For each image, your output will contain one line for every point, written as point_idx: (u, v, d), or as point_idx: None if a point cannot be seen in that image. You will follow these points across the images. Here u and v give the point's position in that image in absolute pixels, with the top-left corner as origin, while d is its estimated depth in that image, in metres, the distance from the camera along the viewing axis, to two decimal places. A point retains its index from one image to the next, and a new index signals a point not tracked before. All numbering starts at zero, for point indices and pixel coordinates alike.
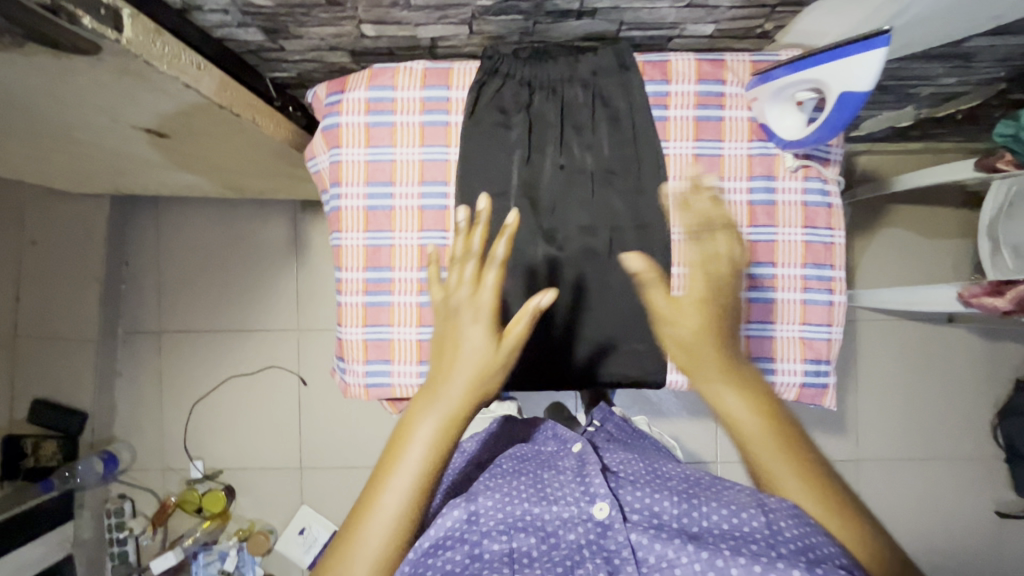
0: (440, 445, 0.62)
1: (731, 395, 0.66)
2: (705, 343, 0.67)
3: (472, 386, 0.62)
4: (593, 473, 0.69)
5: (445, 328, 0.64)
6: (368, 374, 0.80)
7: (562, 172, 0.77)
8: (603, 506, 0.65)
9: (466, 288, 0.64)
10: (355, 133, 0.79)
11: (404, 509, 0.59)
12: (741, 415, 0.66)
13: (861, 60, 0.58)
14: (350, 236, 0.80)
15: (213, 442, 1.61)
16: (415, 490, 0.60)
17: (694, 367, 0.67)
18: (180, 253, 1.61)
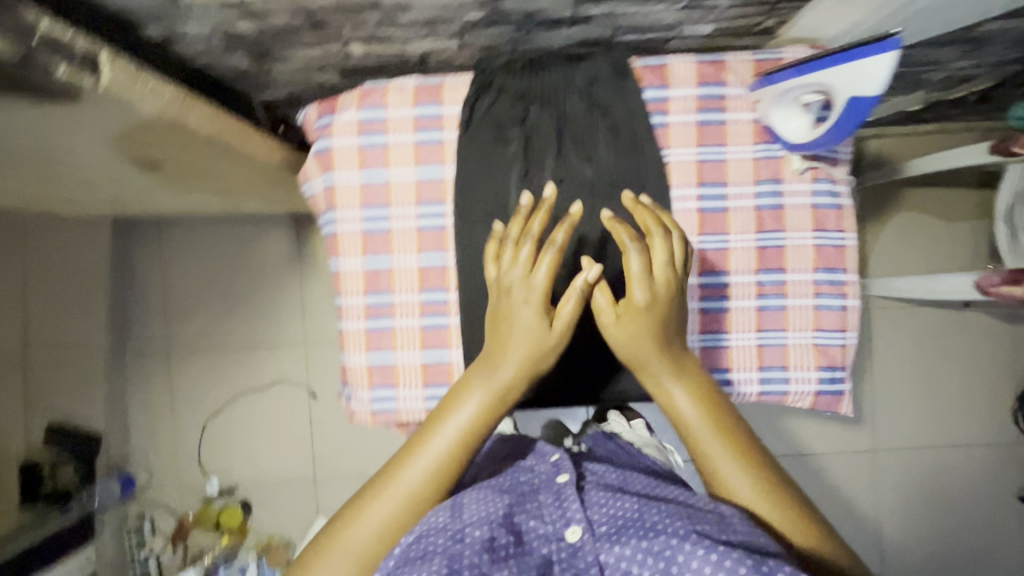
0: (476, 423, 0.63)
1: (681, 395, 0.65)
2: (648, 342, 0.64)
3: (518, 370, 0.64)
4: (570, 492, 0.63)
5: (499, 302, 0.66)
6: (373, 400, 0.78)
7: (560, 187, 0.76)
8: (576, 529, 0.59)
9: (520, 266, 0.65)
10: (348, 156, 0.77)
11: (416, 494, 0.60)
12: (684, 408, 0.64)
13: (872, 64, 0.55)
14: (348, 260, 0.78)
15: (227, 458, 1.63)
16: (428, 489, 0.61)
17: (641, 367, 0.65)
18: (185, 274, 1.61)
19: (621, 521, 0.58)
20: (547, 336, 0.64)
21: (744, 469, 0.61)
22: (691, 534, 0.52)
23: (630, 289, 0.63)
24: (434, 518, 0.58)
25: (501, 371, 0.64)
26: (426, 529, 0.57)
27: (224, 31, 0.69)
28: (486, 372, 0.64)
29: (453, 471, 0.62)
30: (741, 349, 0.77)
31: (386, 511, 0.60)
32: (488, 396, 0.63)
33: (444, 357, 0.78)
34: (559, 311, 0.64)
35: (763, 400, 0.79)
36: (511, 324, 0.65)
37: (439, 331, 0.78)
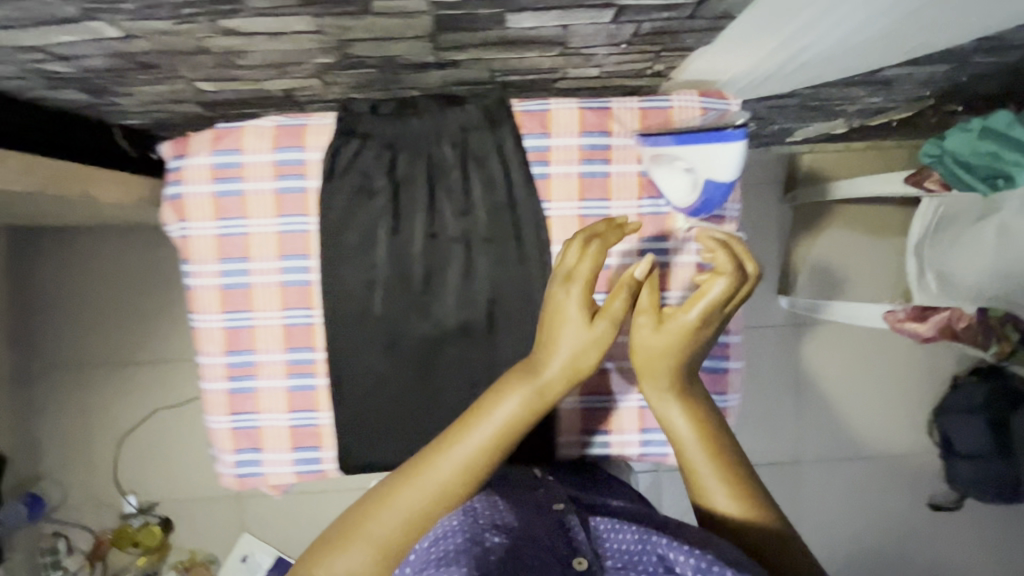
0: (514, 431, 0.58)
1: (679, 417, 0.63)
2: (677, 359, 0.61)
3: (565, 373, 0.58)
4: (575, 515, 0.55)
5: (559, 291, 0.60)
6: (238, 464, 0.74)
7: (433, 243, 0.71)
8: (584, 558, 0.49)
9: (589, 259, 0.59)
10: (201, 204, 0.71)
11: (443, 495, 0.55)
12: (683, 429, 0.62)
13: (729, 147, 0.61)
14: (206, 317, 0.72)
15: (146, 476, 1.57)
16: (454, 492, 0.56)
17: (661, 381, 0.62)
18: (94, 284, 1.51)
19: (628, 556, 0.50)
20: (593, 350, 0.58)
21: (728, 489, 0.59)
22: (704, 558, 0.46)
23: (692, 304, 0.58)
24: (442, 527, 0.52)
25: (545, 376, 0.58)
26: (440, 533, 0.52)
27: (38, 70, 0.61)
28: (534, 374, 0.59)
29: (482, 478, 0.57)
30: (622, 410, 0.76)
31: (406, 509, 0.55)
32: (518, 409, 0.58)
33: (313, 420, 0.74)
34: (610, 308, 0.58)
35: (644, 459, 0.79)
36: (564, 318, 0.58)
37: (307, 392, 0.73)
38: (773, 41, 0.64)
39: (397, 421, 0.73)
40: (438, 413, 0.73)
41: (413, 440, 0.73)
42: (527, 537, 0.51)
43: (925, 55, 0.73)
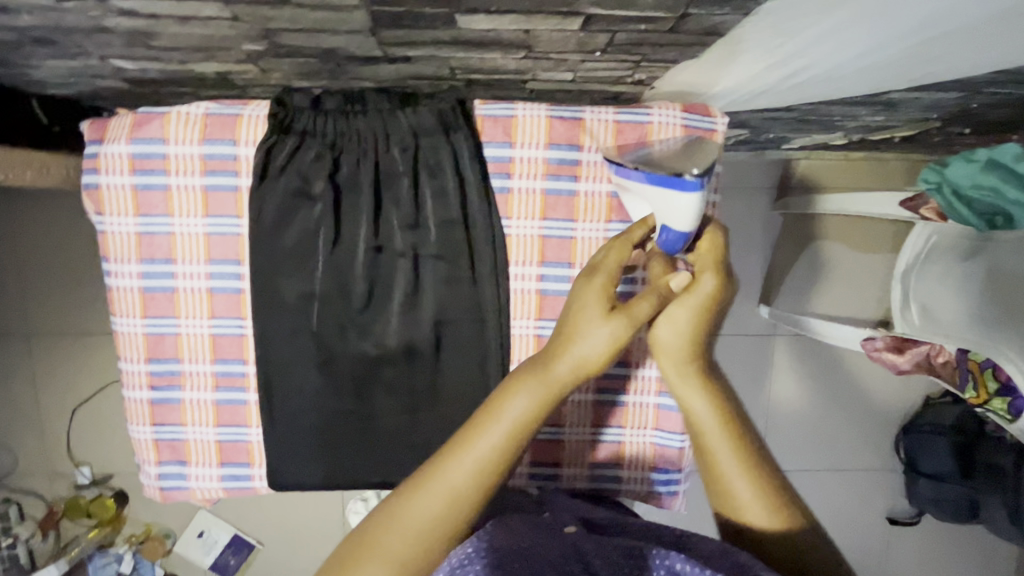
0: (522, 435, 0.49)
1: (701, 405, 0.55)
2: (703, 339, 0.54)
3: (591, 367, 0.50)
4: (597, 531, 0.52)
5: (581, 288, 0.52)
6: (161, 477, 0.69)
7: (377, 256, 0.64)
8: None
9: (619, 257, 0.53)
10: (119, 197, 0.63)
11: (454, 506, 0.47)
12: (704, 416, 0.55)
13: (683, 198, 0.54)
14: (126, 322, 0.66)
15: (100, 448, 1.53)
16: (461, 502, 0.47)
17: (686, 361, 0.55)
18: (40, 250, 1.42)
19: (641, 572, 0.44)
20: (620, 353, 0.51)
21: (757, 489, 0.53)
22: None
23: (707, 275, 0.53)
24: (457, 555, 0.45)
25: (555, 374, 0.49)
26: (472, 555, 0.45)
27: None
28: (546, 375, 0.49)
29: (486, 486, 0.48)
30: (574, 444, 0.71)
31: (410, 526, 0.46)
32: (540, 405, 0.49)
33: (242, 436, 0.68)
34: (640, 304, 0.50)
35: (596, 494, 0.74)
36: (580, 316, 0.50)
37: (236, 407, 0.68)
38: (763, 63, 0.57)
39: (331, 444, 0.68)
40: (377, 437, 0.68)
41: (348, 465, 0.68)
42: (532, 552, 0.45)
43: (935, 81, 0.66)
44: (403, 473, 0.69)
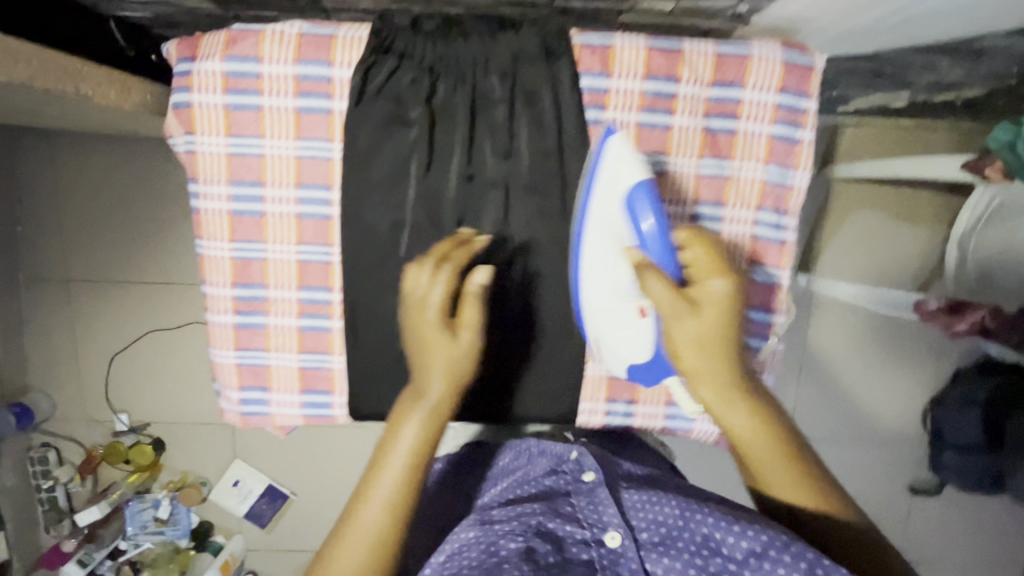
0: (421, 447, 0.54)
1: (740, 417, 0.54)
2: (721, 352, 0.53)
3: (450, 383, 0.56)
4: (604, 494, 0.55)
5: (413, 327, 0.57)
6: (243, 402, 0.70)
7: (468, 186, 0.64)
8: (614, 534, 0.51)
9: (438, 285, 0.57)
10: (211, 117, 0.63)
11: (382, 529, 0.51)
12: (743, 426, 0.54)
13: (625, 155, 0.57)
14: (213, 245, 0.66)
15: (137, 396, 1.53)
16: (389, 524, 0.51)
17: (707, 377, 0.54)
18: (81, 196, 1.42)
19: (665, 530, 0.51)
20: (454, 350, 0.56)
21: (788, 475, 0.55)
22: (759, 542, 0.46)
23: (713, 281, 0.53)
24: (457, 540, 0.53)
25: (432, 396, 0.55)
26: (459, 547, 0.52)
27: None
28: (419, 397, 0.55)
29: (405, 508, 0.52)
30: None
31: (357, 553, 0.50)
32: (428, 407, 0.55)
33: (324, 364, 0.69)
34: (463, 328, 0.56)
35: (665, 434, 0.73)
36: (432, 346, 0.56)
37: (320, 334, 0.68)
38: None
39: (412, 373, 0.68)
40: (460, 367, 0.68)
41: None
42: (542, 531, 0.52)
43: None
44: (482, 405, 0.69)
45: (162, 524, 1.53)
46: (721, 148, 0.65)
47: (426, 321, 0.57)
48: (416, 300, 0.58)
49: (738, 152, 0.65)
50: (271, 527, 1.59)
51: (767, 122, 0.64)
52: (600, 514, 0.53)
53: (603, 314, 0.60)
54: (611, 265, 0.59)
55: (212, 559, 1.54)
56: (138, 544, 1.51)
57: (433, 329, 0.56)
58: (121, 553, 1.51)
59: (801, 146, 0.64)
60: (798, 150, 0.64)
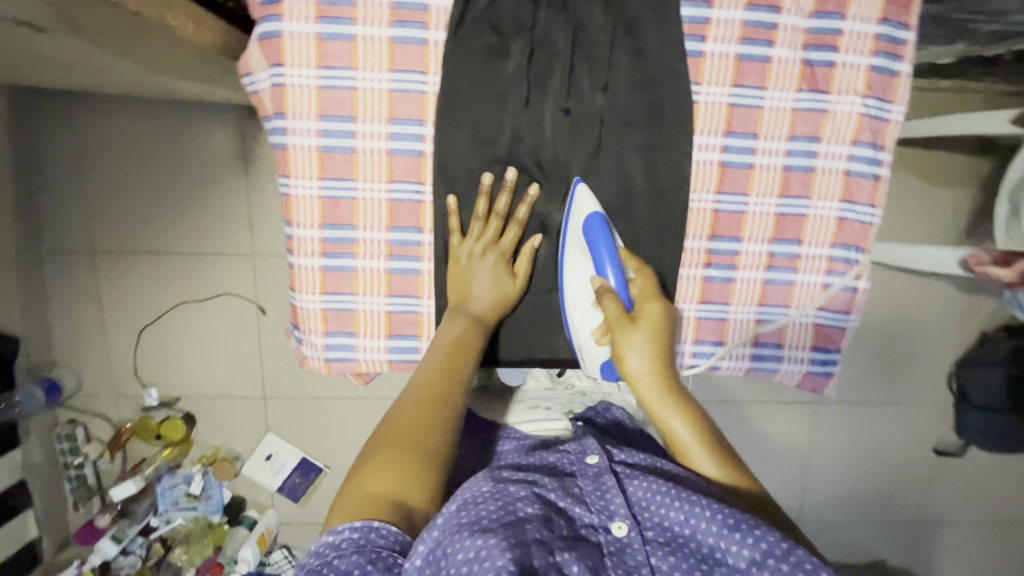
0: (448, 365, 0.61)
1: (674, 419, 0.60)
2: (650, 364, 0.61)
3: (493, 301, 0.66)
4: (611, 484, 0.53)
5: (453, 270, 0.66)
6: (328, 348, 0.69)
7: (566, 119, 0.64)
8: (621, 524, 0.49)
9: (478, 237, 0.65)
10: (301, 47, 0.60)
11: (400, 428, 0.55)
12: (676, 427, 0.60)
13: (580, 203, 0.64)
14: (301, 183, 0.64)
15: (167, 369, 1.43)
16: (409, 428, 0.55)
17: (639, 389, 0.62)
18: (106, 161, 1.32)
19: (671, 533, 0.49)
20: (509, 288, 0.67)
21: (723, 467, 0.58)
22: (759, 549, 0.44)
23: (645, 303, 0.63)
24: (469, 492, 0.51)
25: (472, 296, 0.66)
26: (468, 501, 0.49)
27: None
28: (459, 303, 0.66)
29: (422, 418, 0.56)
30: (737, 324, 0.71)
31: (379, 447, 0.54)
32: (470, 331, 0.64)
33: (413, 306, 0.68)
34: (518, 266, 0.67)
35: (750, 375, 0.74)
36: (468, 272, 0.65)
37: (409, 276, 0.68)
38: None
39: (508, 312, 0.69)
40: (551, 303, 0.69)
41: (524, 333, 0.72)
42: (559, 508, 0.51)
43: None
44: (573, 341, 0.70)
45: (194, 500, 1.45)
46: (819, 81, 0.65)
47: (490, 266, 0.66)
48: (456, 249, 0.66)
49: (836, 85, 0.65)
50: (305, 500, 1.50)
51: (866, 54, 0.64)
52: (606, 502, 0.52)
53: (582, 324, 0.66)
54: (576, 289, 0.66)
55: (248, 534, 1.46)
56: (170, 520, 1.43)
57: (491, 269, 0.66)
58: (153, 530, 1.43)
59: (898, 80, 0.65)
60: (895, 84, 0.65)
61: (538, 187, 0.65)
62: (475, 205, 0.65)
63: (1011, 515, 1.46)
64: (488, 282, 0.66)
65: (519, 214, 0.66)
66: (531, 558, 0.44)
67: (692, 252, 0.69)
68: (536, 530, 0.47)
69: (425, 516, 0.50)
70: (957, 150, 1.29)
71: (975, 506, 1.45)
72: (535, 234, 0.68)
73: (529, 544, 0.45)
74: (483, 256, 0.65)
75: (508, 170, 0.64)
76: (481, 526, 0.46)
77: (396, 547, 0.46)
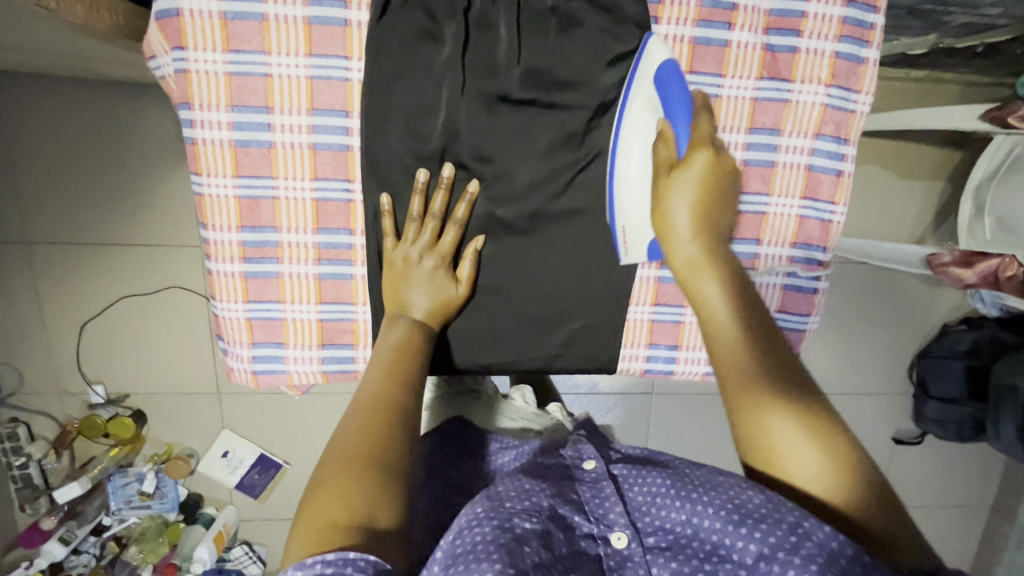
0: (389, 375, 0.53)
1: (711, 288, 0.55)
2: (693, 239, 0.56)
3: (437, 310, 0.60)
4: (608, 493, 0.50)
5: (388, 279, 0.60)
6: (255, 360, 0.64)
7: (507, 111, 0.59)
8: (621, 536, 0.46)
9: (415, 241, 0.60)
10: (205, 29, 0.54)
11: (347, 442, 0.48)
12: (716, 306, 0.54)
13: (653, 52, 0.57)
14: (214, 182, 0.58)
15: (114, 364, 1.35)
16: (358, 435, 0.48)
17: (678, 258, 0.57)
18: (36, 145, 1.20)
19: (673, 536, 0.45)
20: (452, 294, 0.61)
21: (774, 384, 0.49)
22: (769, 543, 0.40)
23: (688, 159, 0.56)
24: (465, 517, 0.46)
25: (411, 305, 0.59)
26: (466, 522, 0.45)
27: None
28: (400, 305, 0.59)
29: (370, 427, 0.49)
30: (693, 327, 0.68)
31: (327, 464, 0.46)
32: (414, 336, 0.58)
33: (347, 314, 0.63)
34: (460, 274, 0.61)
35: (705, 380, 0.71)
36: (405, 282, 0.59)
37: (341, 282, 0.62)
38: None
39: (452, 318, 0.63)
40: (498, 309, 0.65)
41: (467, 340, 0.65)
42: (556, 518, 0.47)
43: None
44: (520, 350, 0.66)
45: (148, 498, 1.38)
46: (781, 67, 0.61)
47: (428, 271, 0.60)
48: (391, 255, 0.60)
49: (799, 73, 0.61)
50: (265, 497, 1.44)
51: (831, 40, 0.60)
52: (605, 511, 0.48)
53: (627, 197, 0.60)
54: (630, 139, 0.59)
55: (205, 531, 1.40)
56: (123, 518, 1.38)
57: (430, 276, 0.60)
58: (106, 528, 1.38)
59: (865, 67, 0.62)
60: (861, 73, 0.62)
61: (477, 184, 0.60)
62: (409, 203, 0.60)
63: (966, 502, 1.49)
64: (427, 293, 0.60)
65: (458, 213, 0.60)
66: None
67: None
68: (536, 545, 0.43)
69: (394, 534, 0.43)
70: (928, 141, 1.27)
71: (934, 493, 1.48)
72: (479, 235, 0.62)
73: (529, 558, 0.42)
74: (420, 264, 0.59)
75: (443, 166, 0.59)
76: (478, 547, 0.41)
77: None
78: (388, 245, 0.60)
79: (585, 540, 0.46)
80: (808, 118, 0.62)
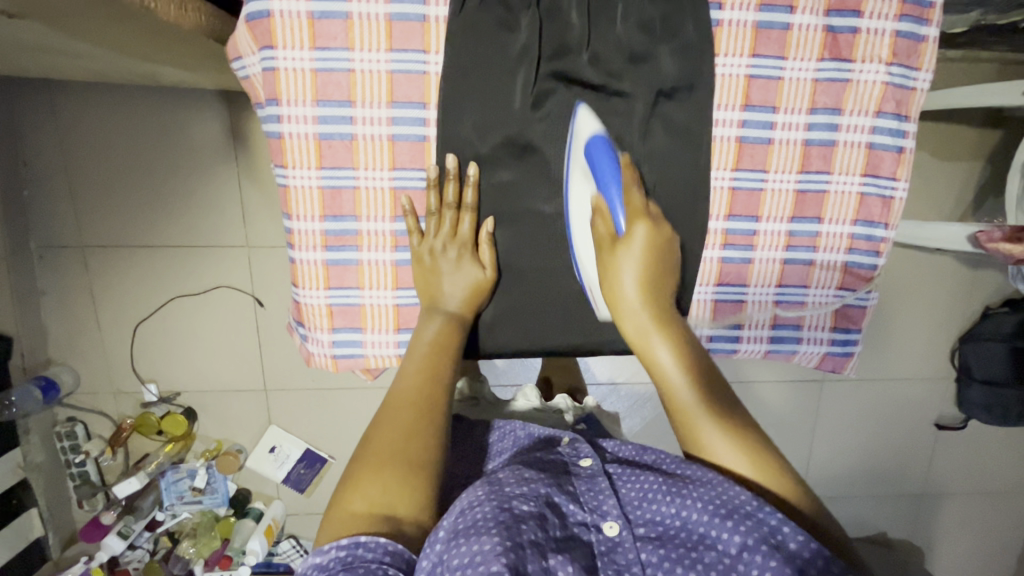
0: (423, 369, 0.58)
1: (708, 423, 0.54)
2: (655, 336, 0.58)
3: (471, 305, 0.63)
4: (601, 487, 0.54)
5: (422, 275, 0.63)
6: (335, 345, 0.66)
7: (577, 98, 0.61)
8: (613, 524, 0.51)
9: (445, 235, 0.62)
10: (293, 28, 0.57)
11: (379, 441, 0.52)
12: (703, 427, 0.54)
13: (583, 123, 0.61)
14: (298, 174, 0.61)
15: (165, 364, 1.39)
16: (394, 432, 0.52)
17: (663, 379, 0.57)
18: (92, 152, 1.25)
19: (662, 527, 0.50)
20: (481, 280, 0.63)
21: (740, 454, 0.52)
22: (751, 535, 0.45)
23: (627, 237, 0.59)
24: (468, 498, 0.50)
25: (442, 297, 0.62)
26: (468, 502, 0.50)
27: None
28: (433, 297, 0.62)
29: (405, 429, 0.53)
30: (757, 305, 0.69)
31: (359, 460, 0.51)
32: (448, 328, 0.61)
33: None
34: (485, 254, 0.63)
35: (768, 358, 0.72)
36: (436, 275, 0.62)
37: None
38: None
39: (485, 304, 0.65)
40: (570, 294, 0.66)
41: (538, 322, 0.67)
42: (552, 504, 0.51)
43: None
44: (589, 333, 0.67)
45: (200, 493, 1.42)
46: (842, 48, 0.62)
47: (453, 261, 0.62)
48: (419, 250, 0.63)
49: (860, 52, 0.62)
50: (311, 491, 1.46)
51: (891, 18, 0.62)
52: (599, 502, 0.53)
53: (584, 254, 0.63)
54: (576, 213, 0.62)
55: (255, 525, 1.42)
56: (176, 514, 1.42)
57: (459, 264, 0.62)
58: (159, 524, 1.42)
59: (926, 45, 0.63)
60: (922, 50, 0.63)
61: (475, 168, 0.61)
62: (426, 199, 0.62)
63: (1012, 487, 1.47)
64: (459, 281, 0.62)
65: (467, 200, 0.61)
66: (525, 560, 0.44)
67: (713, 233, 0.66)
68: (536, 522, 0.48)
69: (417, 525, 0.48)
70: (968, 122, 1.26)
71: (976, 479, 1.46)
72: (488, 218, 0.63)
73: (535, 532, 0.47)
74: (452, 258, 0.62)
75: (446, 159, 0.60)
76: (483, 525, 0.46)
77: (386, 559, 0.43)
78: (419, 239, 0.63)
79: (578, 524, 0.51)
80: (871, 97, 0.63)
